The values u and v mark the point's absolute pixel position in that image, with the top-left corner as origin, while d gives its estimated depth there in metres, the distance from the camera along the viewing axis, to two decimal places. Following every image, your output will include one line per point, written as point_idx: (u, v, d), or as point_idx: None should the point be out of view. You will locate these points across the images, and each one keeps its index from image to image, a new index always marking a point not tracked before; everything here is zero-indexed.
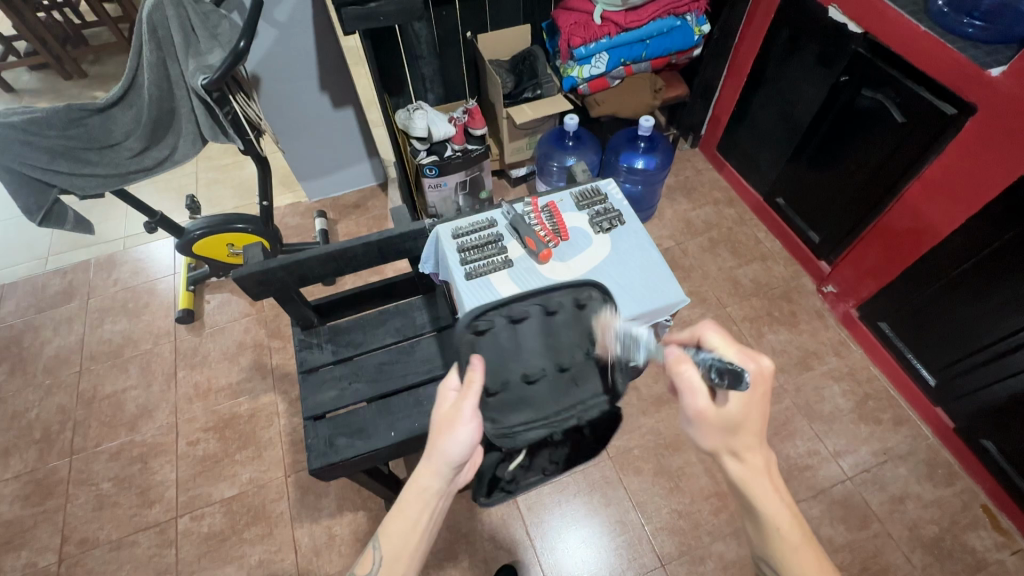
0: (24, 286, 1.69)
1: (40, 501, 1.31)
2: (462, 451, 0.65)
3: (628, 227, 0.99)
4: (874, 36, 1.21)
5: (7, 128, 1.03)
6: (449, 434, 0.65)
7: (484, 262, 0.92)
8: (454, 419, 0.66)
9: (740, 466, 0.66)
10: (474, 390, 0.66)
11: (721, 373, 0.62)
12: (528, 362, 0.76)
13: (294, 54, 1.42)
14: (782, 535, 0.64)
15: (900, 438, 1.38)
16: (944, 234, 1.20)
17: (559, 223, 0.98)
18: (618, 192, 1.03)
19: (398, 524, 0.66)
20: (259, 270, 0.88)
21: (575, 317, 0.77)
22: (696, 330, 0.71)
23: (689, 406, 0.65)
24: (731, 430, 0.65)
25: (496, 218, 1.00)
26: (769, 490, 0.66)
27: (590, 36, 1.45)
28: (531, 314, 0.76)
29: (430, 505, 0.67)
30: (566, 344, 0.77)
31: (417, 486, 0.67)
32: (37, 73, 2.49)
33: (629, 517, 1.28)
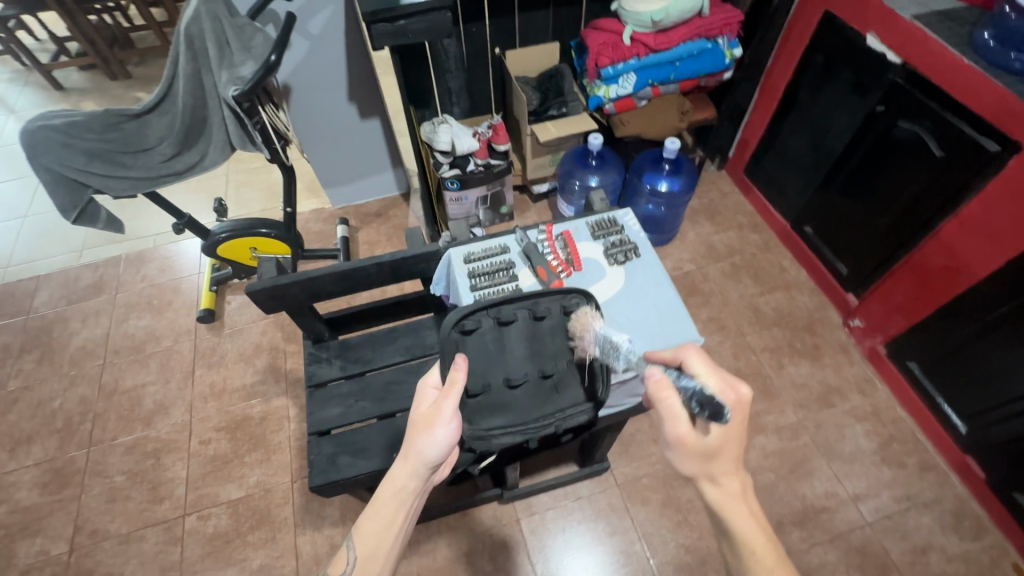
0: (58, 278, 1.75)
1: (57, 489, 1.35)
2: (441, 451, 0.68)
3: (643, 261, 0.95)
4: (914, 66, 1.17)
5: (48, 130, 1.08)
6: (428, 433, 0.68)
7: (494, 291, 0.90)
8: (433, 419, 0.69)
9: (716, 491, 0.65)
10: (457, 391, 0.69)
11: (701, 403, 0.58)
12: (510, 367, 0.81)
13: (325, 66, 1.45)
14: (754, 556, 0.63)
15: (925, 485, 1.31)
16: (981, 275, 1.14)
17: (573, 253, 0.95)
18: (636, 224, 1.01)
19: (373, 524, 0.68)
20: (271, 285, 0.89)
21: (559, 326, 0.82)
22: (679, 352, 0.67)
23: (669, 432, 0.62)
24: (709, 458, 0.64)
25: (509, 244, 0.97)
26: (745, 517, 0.64)
27: (618, 56, 1.43)
28: (518, 318, 0.80)
29: (404, 505, 0.69)
30: (548, 352, 0.83)
31: (394, 485, 0.69)
32: (85, 72, 2.60)
33: (634, 549, 1.25)
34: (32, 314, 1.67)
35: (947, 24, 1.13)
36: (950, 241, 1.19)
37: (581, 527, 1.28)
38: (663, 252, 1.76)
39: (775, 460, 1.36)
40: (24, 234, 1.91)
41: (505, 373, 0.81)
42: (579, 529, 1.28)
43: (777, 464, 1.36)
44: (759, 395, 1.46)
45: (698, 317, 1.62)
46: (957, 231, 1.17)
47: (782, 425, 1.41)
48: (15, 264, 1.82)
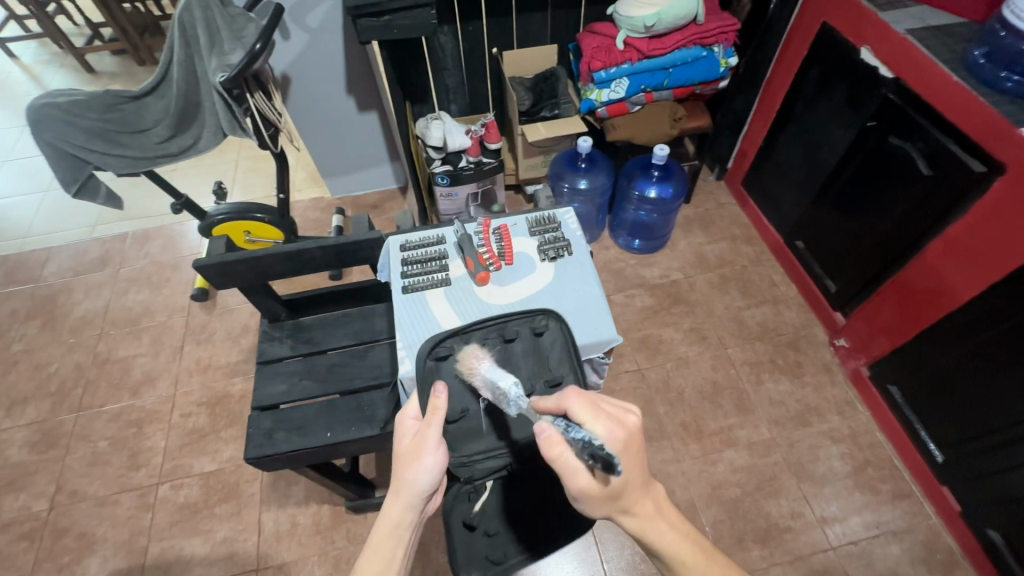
0: (67, 250, 1.84)
1: (45, 449, 1.42)
2: (432, 481, 0.66)
3: (574, 259, 0.98)
4: (905, 82, 1.14)
5: (52, 107, 1.16)
6: (417, 464, 0.65)
7: (423, 278, 0.94)
8: (420, 450, 0.66)
9: (632, 520, 0.62)
10: (439, 420, 0.66)
11: (594, 458, 0.55)
12: (486, 391, 0.81)
13: (322, 59, 1.49)
14: (684, 564, 0.62)
15: (897, 513, 1.27)
16: (965, 299, 1.10)
17: (506, 246, 0.97)
18: (573, 222, 1.03)
19: (370, 564, 0.64)
20: (218, 263, 0.92)
21: (532, 345, 0.82)
22: (561, 399, 0.61)
23: (573, 489, 0.58)
24: (615, 498, 0.59)
25: (446, 235, 1.02)
26: (665, 531, 0.62)
27: (611, 60, 1.43)
28: (490, 341, 0.81)
29: (402, 540, 0.65)
30: (524, 372, 0.80)
31: (389, 522, 0.65)
32: (116, 57, 2.72)
33: (589, 553, 1.25)
34: (41, 282, 1.76)
35: (941, 39, 1.10)
36: (934, 262, 1.15)
37: None
38: (652, 259, 1.75)
39: (743, 475, 1.34)
40: (43, 207, 2.01)
41: (481, 398, 0.81)
42: None
43: (745, 480, 1.34)
44: (734, 409, 1.44)
45: (680, 326, 1.60)
46: (942, 252, 1.13)
47: (754, 441, 1.39)
48: (31, 235, 1.92)
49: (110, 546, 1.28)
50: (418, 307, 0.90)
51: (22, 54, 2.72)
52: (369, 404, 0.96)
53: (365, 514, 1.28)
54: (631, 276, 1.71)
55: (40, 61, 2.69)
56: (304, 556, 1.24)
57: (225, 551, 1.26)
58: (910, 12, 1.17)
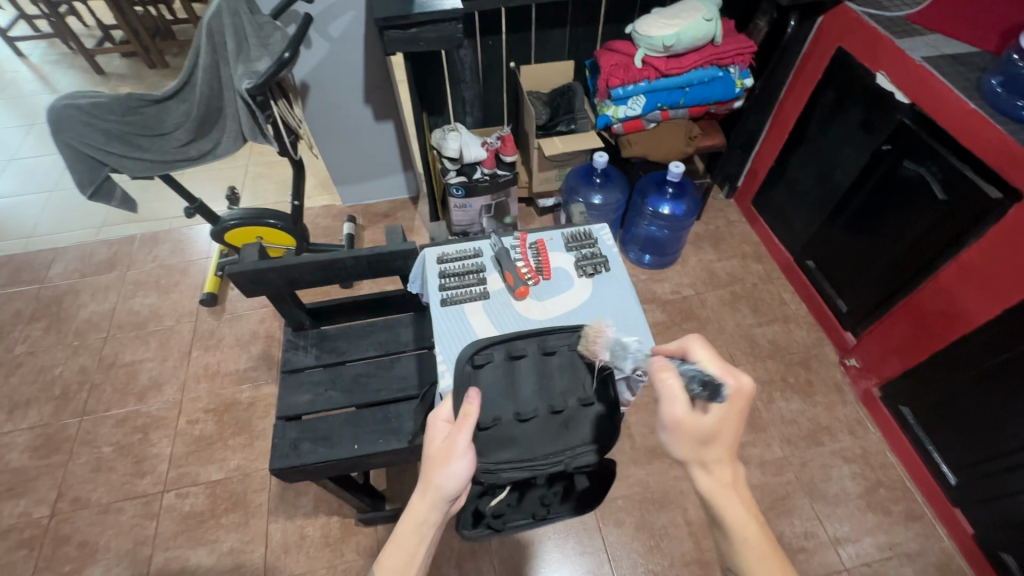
0: (74, 251, 1.82)
1: (47, 454, 1.39)
2: (459, 485, 0.65)
3: (612, 275, 0.98)
4: (921, 108, 1.16)
5: (73, 109, 1.15)
6: (446, 466, 0.64)
7: (462, 291, 0.94)
8: (450, 453, 0.65)
9: (709, 480, 0.64)
10: (471, 422, 0.66)
11: (704, 384, 0.63)
12: (520, 402, 0.81)
13: (344, 68, 1.50)
14: (746, 543, 0.62)
15: (910, 535, 1.27)
16: (979, 322, 1.11)
17: (543, 261, 0.98)
18: (609, 239, 1.04)
19: (393, 558, 0.63)
20: (252, 270, 0.93)
21: (568, 360, 0.82)
22: (684, 343, 0.71)
23: (666, 414, 0.63)
24: (704, 442, 0.63)
25: (483, 248, 1.02)
26: (736, 504, 0.63)
27: (629, 78, 1.45)
28: (529, 353, 0.82)
29: (426, 538, 0.64)
30: (559, 386, 0.82)
31: (415, 517, 0.64)
32: (127, 59, 2.72)
33: (601, 570, 1.23)
34: (47, 284, 1.74)
35: (956, 68, 1.12)
36: (949, 285, 1.16)
37: (550, 543, 1.27)
38: (663, 275, 1.76)
39: (756, 494, 1.34)
40: (50, 207, 1.99)
41: (515, 408, 0.80)
42: (547, 545, 1.27)
43: (758, 498, 1.33)
44: (746, 426, 1.44)
45: None
46: (956, 276, 1.14)
47: (767, 459, 1.39)
48: (37, 235, 1.90)
49: (112, 555, 1.25)
50: (458, 321, 0.90)
51: (30, 53, 2.72)
52: (396, 416, 0.97)
53: (375, 527, 1.26)
54: (643, 291, 1.72)
55: (48, 61, 2.69)
56: (312, 569, 1.21)
57: (232, 563, 1.23)
58: (925, 40, 1.19)
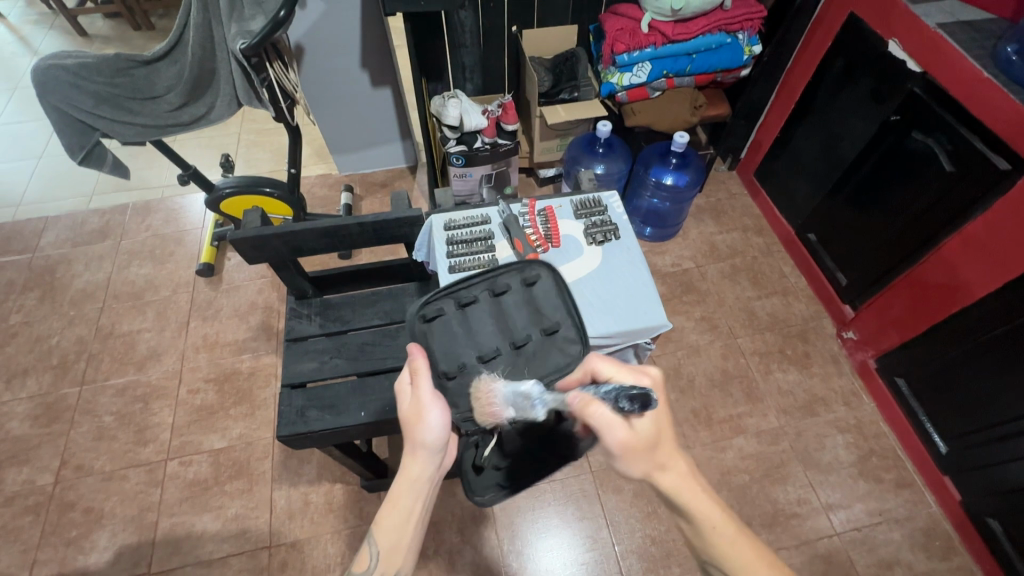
0: (65, 220, 1.79)
1: (47, 423, 1.39)
2: (441, 433, 0.65)
3: (621, 243, 0.98)
4: (933, 77, 1.13)
5: (60, 70, 1.10)
6: (421, 420, 0.64)
7: (470, 258, 0.94)
8: (421, 408, 0.65)
9: (665, 478, 0.61)
10: (425, 371, 0.66)
11: (629, 399, 0.57)
12: (482, 343, 0.79)
13: (339, 29, 1.44)
14: (714, 531, 0.60)
15: (899, 502, 1.31)
16: (978, 294, 1.11)
17: (553, 228, 0.98)
18: (619, 207, 1.03)
19: (392, 518, 0.64)
20: (254, 237, 0.91)
21: (523, 297, 0.82)
22: (588, 364, 0.68)
23: (612, 445, 0.59)
24: (650, 449, 0.60)
25: (491, 215, 1.01)
26: (697, 493, 0.61)
27: (635, 43, 1.41)
28: (481, 298, 0.81)
29: (422, 494, 0.65)
30: (517, 323, 0.81)
31: (408, 477, 0.64)
32: (110, 21, 2.60)
33: (601, 535, 1.26)
34: (38, 253, 1.71)
35: (971, 34, 1.09)
36: (951, 258, 1.16)
37: (551, 508, 1.30)
38: (664, 247, 1.75)
39: (751, 463, 1.37)
40: (36, 175, 1.94)
41: (477, 351, 0.78)
42: (548, 510, 1.29)
43: (754, 466, 1.36)
44: (743, 397, 1.46)
45: (691, 315, 1.61)
46: (960, 248, 1.14)
47: (763, 429, 1.42)
48: (24, 204, 1.85)
49: (118, 521, 1.26)
50: None
51: (8, 13, 2.60)
52: None
53: (378, 493, 1.29)
54: None
55: (27, 21, 2.57)
56: (317, 535, 1.24)
57: (237, 528, 1.25)
58: (941, 5, 1.15)
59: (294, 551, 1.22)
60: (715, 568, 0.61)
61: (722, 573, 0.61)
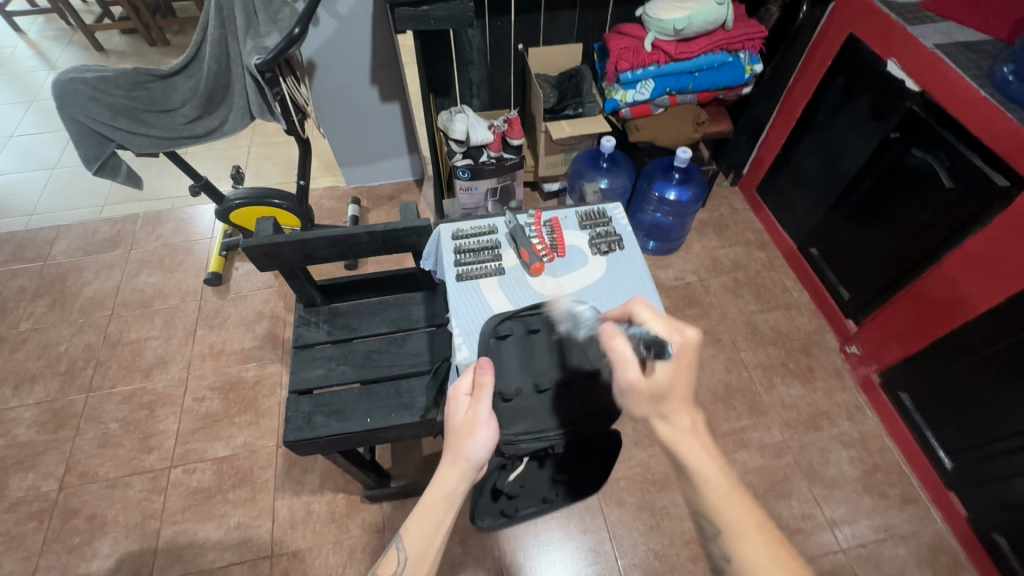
0: (77, 229, 1.82)
1: (54, 429, 1.41)
2: (486, 452, 0.66)
3: (625, 254, 1.00)
4: (931, 95, 1.15)
5: (79, 83, 1.13)
6: (471, 434, 0.66)
7: (477, 267, 0.96)
8: (474, 422, 0.67)
9: (667, 428, 0.64)
10: (488, 389, 0.68)
11: (648, 347, 0.65)
12: (539, 373, 0.85)
13: (350, 46, 1.48)
14: (710, 486, 0.61)
15: (904, 518, 1.30)
16: (980, 309, 1.12)
17: (558, 238, 1.00)
18: (623, 218, 1.05)
19: (420, 525, 0.64)
20: (267, 244, 0.94)
21: (581, 336, 0.87)
22: (628, 306, 0.72)
23: (622, 381, 0.66)
24: (660, 396, 0.64)
25: (498, 226, 1.03)
26: (697, 449, 0.63)
27: (638, 62, 1.45)
28: (543, 329, 0.87)
29: (454, 507, 0.65)
30: (572, 360, 0.85)
31: (444, 487, 0.65)
32: (127, 36, 2.67)
33: (603, 548, 1.25)
34: (50, 261, 1.73)
35: (968, 55, 1.11)
36: (952, 272, 1.17)
37: (554, 520, 1.29)
38: (667, 261, 1.77)
39: (755, 477, 1.36)
40: (50, 185, 1.98)
41: (535, 379, 0.84)
42: (551, 523, 1.29)
43: (757, 481, 1.36)
44: (747, 411, 1.46)
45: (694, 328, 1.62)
46: (960, 263, 1.15)
47: (766, 443, 1.41)
48: (38, 214, 1.88)
49: (121, 528, 1.27)
50: (474, 296, 0.91)
51: (28, 29, 2.67)
52: (408, 392, 0.98)
53: (380, 504, 1.29)
54: None
55: (47, 37, 2.64)
56: (319, 544, 1.24)
57: (239, 537, 1.25)
58: (938, 26, 1.18)
59: (295, 560, 1.21)
60: (708, 526, 0.61)
61: (714, 532, 0.60)
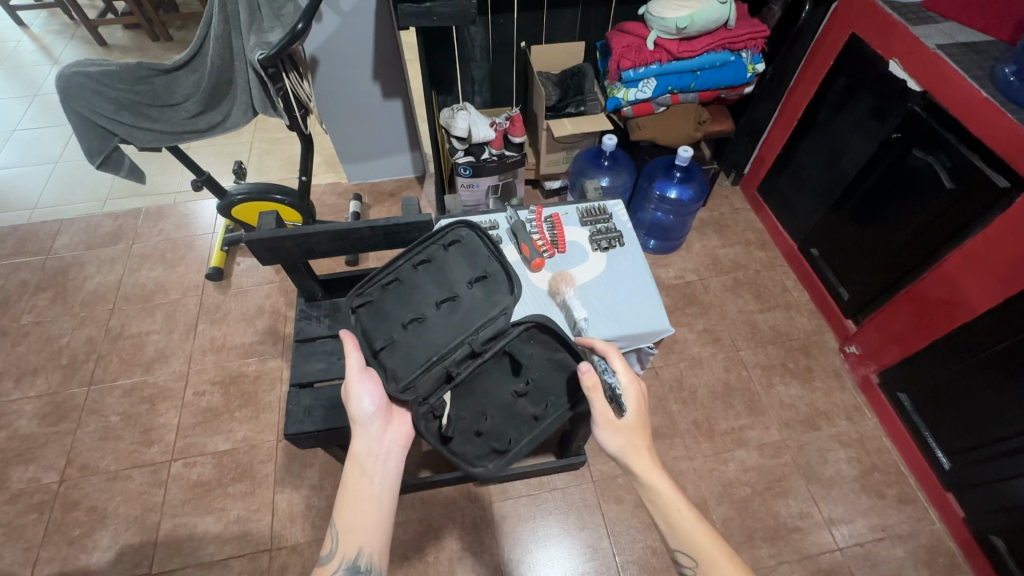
0: (79, 223, 1.82)
1: (55, 422, 1.41)
2: (371, 403, 0.77)
3: (625, 250, 1.00)
4: (932, 96, 1.15)
5: (83, 77, 1.14)
6: (354, 396, 0.77)
7: None
8: (354, 386, 0.77)
9: (639, 466, 0.72)
10: (354, 353, 0.77)
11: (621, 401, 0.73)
12: (412, 310, 0.82)
13: (353, 43, 1.48)
14: (681, 515, 0.68)
15: (902, 518, 1.31)
16: (979, 310, 1.12)
17: (559, 235, 1.00)
18: (624, 215, 1.05)
19: (343, 495, 0.72)
20: (269, 238, 0.94)
21: (446, 259, 0.84)
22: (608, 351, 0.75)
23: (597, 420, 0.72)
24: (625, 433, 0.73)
25: (499, 221, 1.04)
26: (667, 485, 0.70)
27: (640, 60, 1.45)
28: (403, 271, 0.84)
29: (367, 467, 0.74)
30: (444, 283, 0.83)
31: (353, 452, 0.75)
32: (129, 32, 2.67)
33: (601, 545, 1.26)
34: (52, 255, 1.74)
35: (970, 56, 1.12)
36: (951, 273, 1.17)
37: (552, 517, 1.30)
38: (667, 259, 1.77)
39: (753, 475, 1.37)
40: (52, 179, 1.98)
41: (409, 317, 0.81)
42: (548, 519, 1.29)
43: (755, 479, 1.36)
44: (746, 410, 1.47)
45: (694, 327, 1.62)
46: (960, 264, 1.15)
47: (765, 442, 1.42)
48: (39, 208, 1.89)
49: (121, 521, 1.27)
50: None
51: (31, 23, 2.67)
52: None
53: None
54: None
55: (49, 31, 2.64)
56: (318, 539, 1.24)
57: (239, 531, 1.25)
58: (940, 27, 1.18)
59: (294, 555, 1.22)
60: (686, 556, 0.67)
61: (693, 563, 0.67)
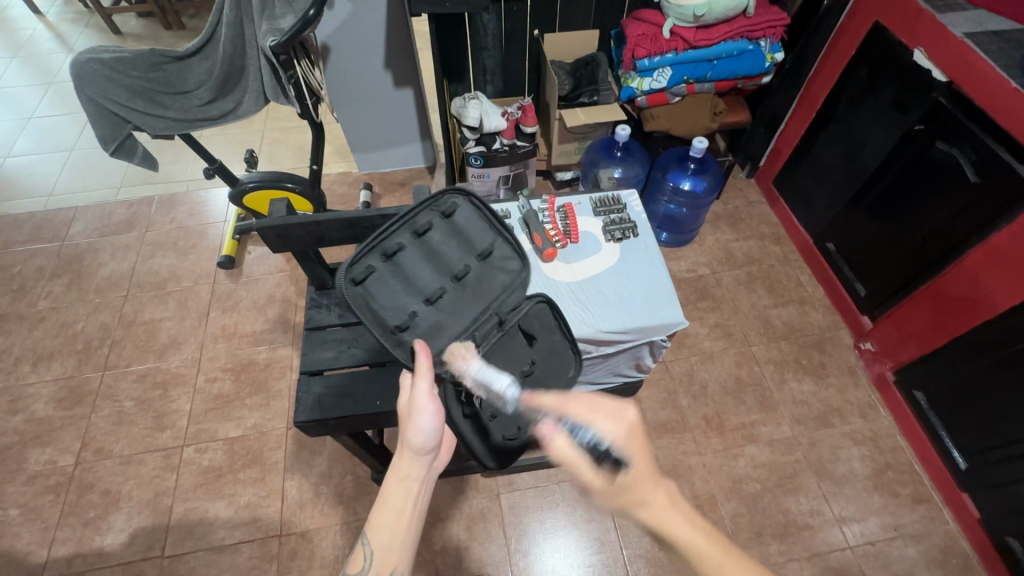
0: (94, 210, 1.84)
1: (70, 406, 1.43)
2: (431, 434, 0.69)
3: (638, 241, 0.99)
4: (958, 87, 1.12)
5: (97, 63, 1.14)
6: (412, 421, 0.69)
7: None
8: (414, 409, 0.70)
9: (647, 512, 0.60)
10: (425, 373, 0.70)
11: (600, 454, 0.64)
12: (423, 287, 0.80)
13: (365, 31, 1.47)
14: (703, 556, 0.58)
15: (915, 517, 1.29)
16: (1002, 307, 1.09)
17: (572, 224, 1.00)
18: (638, 205, 1.04)
19: (383, 517, 0.67)
20: (280, 225, 0.93)
21: (449, 229, 0.82)
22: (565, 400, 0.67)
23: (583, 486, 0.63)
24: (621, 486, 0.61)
25: (511, 210, 1.04)
26: (681, 523, 0.60)
27: (656, 49, 1.42)
28: (406, 243, 0.80)
29: (411, 492, 0.69)
30: (453, 257, 0.81)
31: (398, 476, 0.69)
32: (143, 20, 2.68)
33: (608, 538, 1.26)
34: (67, 242, 1.76)
35: (1000, 45, 1.07)
36: (973, 269, 1.14)
37: (559, 509, 1.29)
38: (680, 253, 1.75)
39: (763, 472, 1.35)
40: (67, 166, 2.00)
41: (422, 295, 0.80)
42: (556, 512, 1.29)
43: (766, 475, 1.35)
44: (757, 405, 1.45)
45: (706, 321, 1.60)
46: (982, 260, 1.12)
47: (776, 438, 1.40)
48: (55, 195, 1.91)
49: (134, 504, 1.29)
50: None
51: (47, 11, 2.69)
52: None
53: None
54: None
55: (65, 19, 2.66)
56: (327, 526, 1.25)
57: (249, 516, 1.27)
58: (969, 15, 1.14)
59: (303, 541, 1.23)
60: None
61: None
